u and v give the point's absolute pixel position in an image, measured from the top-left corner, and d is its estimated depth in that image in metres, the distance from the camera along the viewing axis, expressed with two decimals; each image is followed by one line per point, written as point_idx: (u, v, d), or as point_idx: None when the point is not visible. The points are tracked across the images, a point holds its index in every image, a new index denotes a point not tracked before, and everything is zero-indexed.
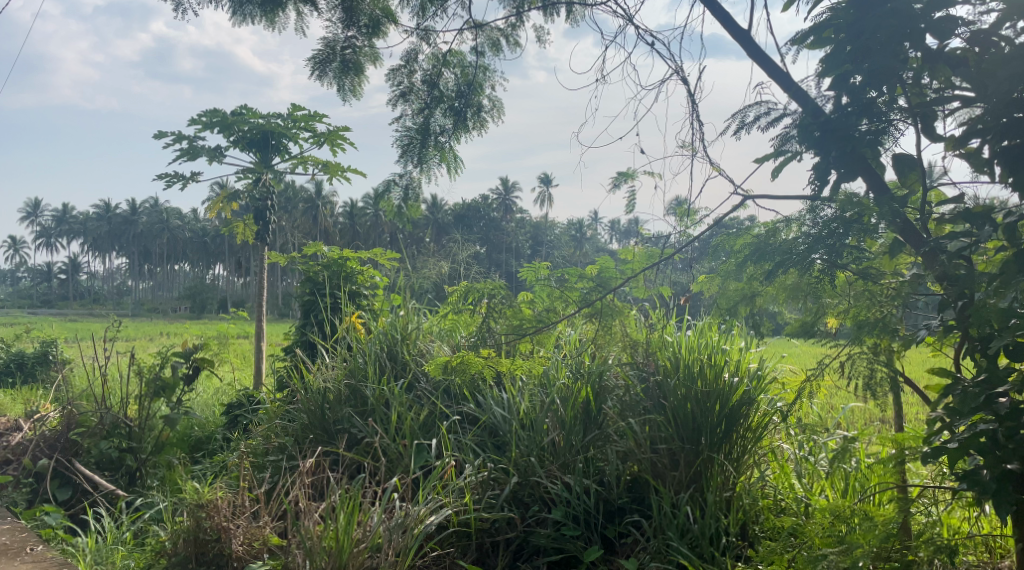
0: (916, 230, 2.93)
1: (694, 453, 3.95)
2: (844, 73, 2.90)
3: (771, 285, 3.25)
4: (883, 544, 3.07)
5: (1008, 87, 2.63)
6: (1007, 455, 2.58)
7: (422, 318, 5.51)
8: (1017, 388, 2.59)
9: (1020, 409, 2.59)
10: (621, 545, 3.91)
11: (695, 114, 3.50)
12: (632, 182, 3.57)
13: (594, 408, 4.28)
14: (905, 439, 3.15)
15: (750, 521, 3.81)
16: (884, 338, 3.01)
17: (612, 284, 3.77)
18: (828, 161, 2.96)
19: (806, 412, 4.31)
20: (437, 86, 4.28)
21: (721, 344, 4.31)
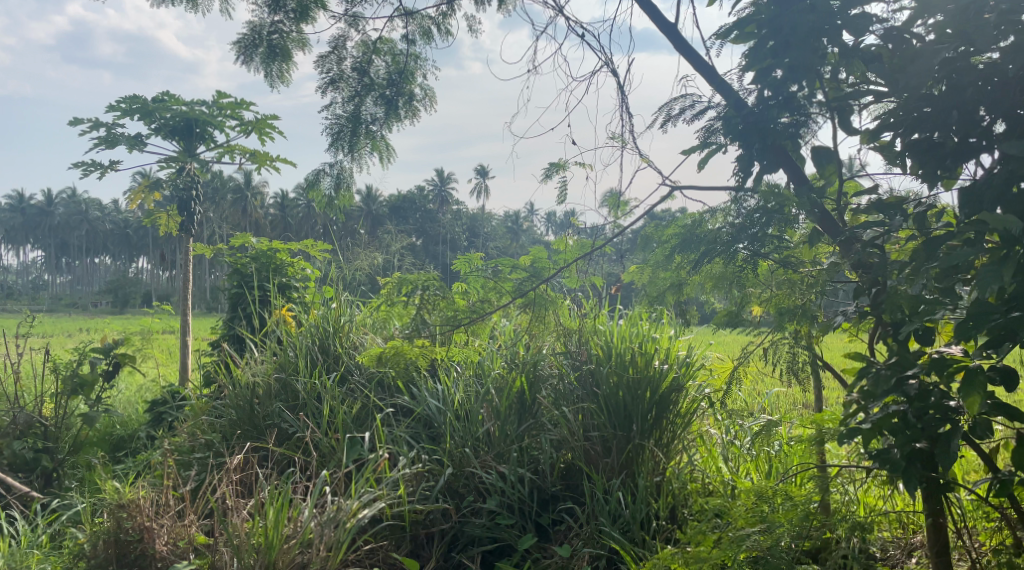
0: (834, 220, 3.06)
1: (626, 440, 4.04)
2: (766, 68, 2.99)
3: (697, 274, 3.32)
4: (802, 523, 3.22)
5: (918, 82, 2.75)
6: (917, 434, 2.70)
7: (355, 310, 5.48)
8: (926, 370, 2.71)
9: (928, 390, 2.72)
10: (555, 532, 3.96)
11: (625, 105, 3.54)
12: (563, 173, 3.61)
13: (528, 399, 4.34)
14: (825, 421, 3.32)
15: (679, 504, 3.91)
16: (804, 325, 3.10)
17: (545, 274, 3.80)
18: (751, 153, 3.04)
19: (733, 397, 4.43)
20: (368, 74, 4.25)
21: (651, 333, 4.41)
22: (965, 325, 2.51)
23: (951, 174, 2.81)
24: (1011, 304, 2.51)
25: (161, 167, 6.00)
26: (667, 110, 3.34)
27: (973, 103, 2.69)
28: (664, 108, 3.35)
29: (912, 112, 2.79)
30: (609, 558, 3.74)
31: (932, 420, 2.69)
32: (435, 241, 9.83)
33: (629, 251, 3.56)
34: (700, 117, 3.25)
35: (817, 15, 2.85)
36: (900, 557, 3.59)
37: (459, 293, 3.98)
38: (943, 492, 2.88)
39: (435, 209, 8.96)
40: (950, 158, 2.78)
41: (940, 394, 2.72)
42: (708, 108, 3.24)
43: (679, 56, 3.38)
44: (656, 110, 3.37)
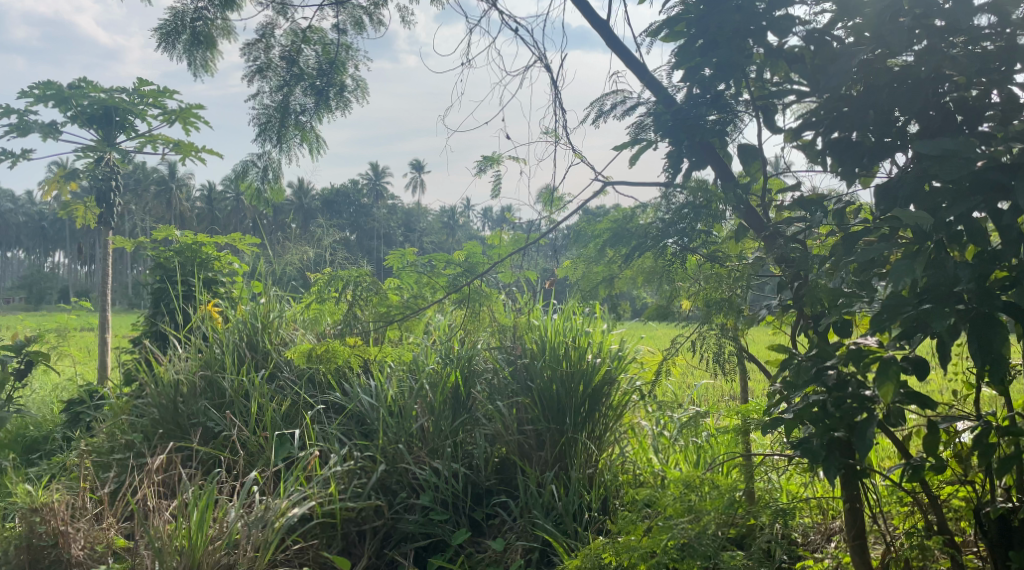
0: (758, 215, 3.14)
1: (559, 433, 4.08)
2: (695, 66, 3.05)
3: (629, 269, 3.36)
4: (728, 511, 3.29)
5: (838, 82, 2.82)
6: (835, 423, 2.79)
7: (285, 306, 5.37)
8: (843, 360, 2.80)
9: (845, 380, 2.81)
10: (489, 526, 3.99)
11: (558, 100, 3.56)
12: (497, 167, 3.62)
13: (463, 394, 4.33)
14: (750, 411, 3.46)
15: (611, 496, 3.96)
16: (731, 318, 3.17)
17: (479, 270, 3.77)
18: (681, 150, 3.11)
19: (663, 388, 4.48)
20: (297, 63, 4.18)
21: (584, 327, 4.42)
22: (879, 317, 2.59)
23: (868, 172, 2.90)
24: (922, 296, 2.56)
25: (78, 156, 5.82)
26: (599, 105, 3.37)
27: (889, 104, 2.79)
28: (596, 104, 3.38)
29: (833, 111, 2.87)
30: (543, 551, 3.79)
31: (849, 409, 2.78)
32: (369, 236, 9.71)
33: (563, 247, 3.59)
34: (631, 113, 3.29)
35: (743, 15, 2.92)
36: (819, 541, 3.74)
37: (391, 289, 4.05)
38: (861, 478, 2.99)
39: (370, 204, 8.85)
40: (867, 156, 2.87)
41: (857, 384, 2.80)
42: (638, 105, 3.28)
43: (610, 52, 3.41)
44: (588, 105, 3.40)
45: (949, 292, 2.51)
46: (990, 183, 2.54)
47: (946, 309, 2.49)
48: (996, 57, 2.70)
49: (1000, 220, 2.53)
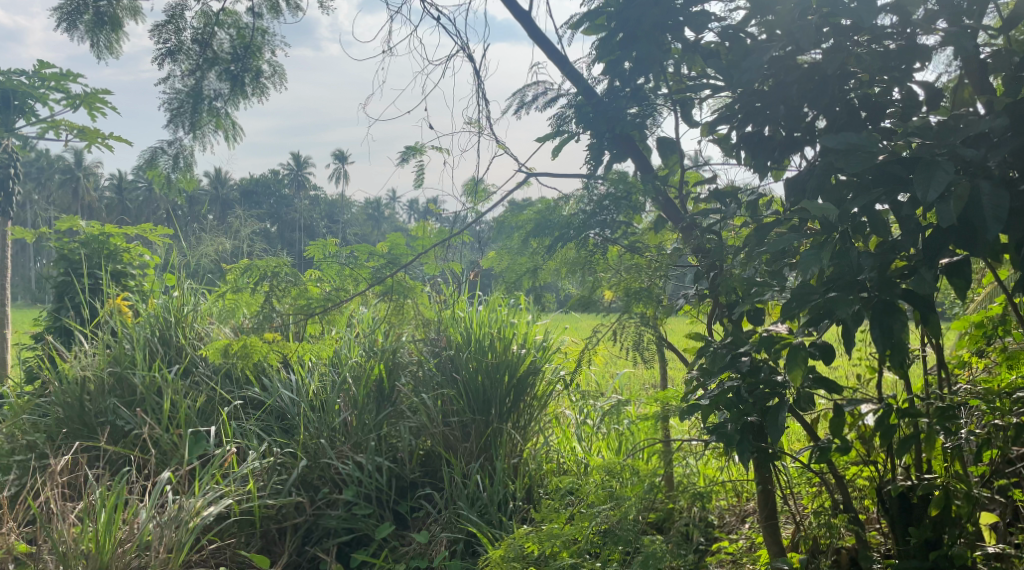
0: (676, 207, 3.21)
1: (484, 424, 4.09)
2: (615, 59, 3.08)
3: (552, 260, 3.38)
4: (648, 496, 3.31)
5: (750, 76, 2.85)
6: (748, 409, 2.87)
7: (200, 299, 5.21)
8: (757, 347, 2.89)
9: (758, 367, 2.90)
10: (413, 519, 3.98)
11: (480, 90, 3.55)
12: (420, 157, 3.60)
13: (387, 387, 4.30)
14: (668, 397, 3.47)
15: (536, 485, 4.02)
16: (650, 307, 3.21)
17: (403, 260, 3.76)
18: (602, 143, 3.15)
19: (586, 376, 4.52)
20: (210, 47, 4.07)
21: (509, 318, 4.40)
22: (788, 305, 2.68)
23: (779, 165, 3.02)
24: (829, 284, 2.66)
25: None
26: (521, 96, 3.39)
27: (798, 100, 2.87)
28: (518, 94, 3.39)
29: (747, 105, 2.94)
30: (467, 541, 3.82)
31: (761, 395, 2.87)
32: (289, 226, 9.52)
33: (488, 239, 3.60)
34: (552, 105, 3.31)
35: (662, 10, 2.93)
36: (734, 523, 3.83)
37: (311, 281, 3.81)
38: (772, 461, 3.09)
39: (290, 193, 8.65)
40: (778, 150, 2.97)
41: (769, 369, 2.90)
42: (559, 96, 3.31)
43: (532, 43, 3.42)
44: (510, 96, 3.41)
45: (853, 280, 2.61)
46: (892, 175, 2.61)
47: (851, 297, 2.59)
48: (897, 57, 2.81)
49: (901, 212, 2.64)
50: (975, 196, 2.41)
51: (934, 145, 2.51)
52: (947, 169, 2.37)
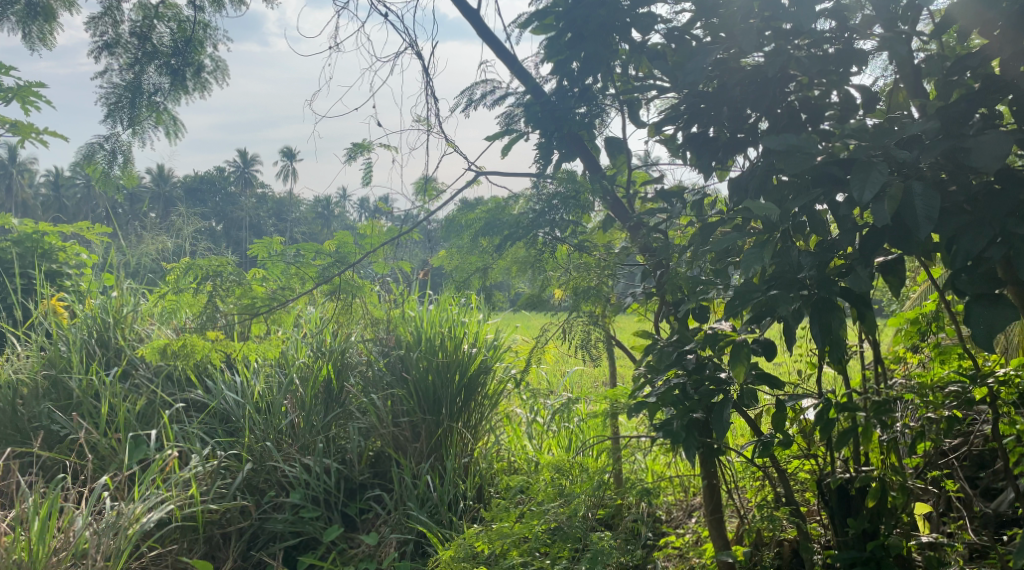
0: (624, 207, 3.25)
1: (434, 424, 4.07)
2: (564, 59, 3.07)
3: (502, 259, 3.36)
4: (598, 492, 3.33)
5: (693, 77, 2.87)
6: (694, 405, 2.89)
7: (139, 300, 5.09)
8: (702, 345, 2.91)
9: (703, 363, 2.93)
10: (362, 521, 3.95)
11: (429, 88, 3.53)
12: (368, 155, 3.56)
13: (336, 387, 4.24)
14: (617, 395, 3.42)
15: (486, 484, 4.05)
16: (598, 305, 3.23)
17: (351, 260, 3.66)
18: (551, 143, 3.14)
19: (535, 375, 4.52)
20: (150, 40, 3.98)
21: (460, 317, 4.40)
22: (731, 303, 2.73)
23: (723, 165, 3.06)
24: (770, 283, 2.72)
25: None
26: (469, 94, 3.38)
27: (741, 102, 2.91)
28: (466, 92, 3.38)
29: (692, 106, 2.99)
30: (418, 542, 3.81)
31: (706, 391, 2.89)
32: (235, 223, 9.34)
33: (437, 238, 3.56)
34: (500, 103, 3.31)
35: (608, 11, 2.92)
36: (681, 518, 3.87)
37: (255, 279, 3.75)
38: (718, 455, 3.12)
39: (236, 191, 8.49)
40: (722, 151, 3.01)
41: (714, 366, 2.92)
42: (508, 95, 3.31)
43: (481, 42, 3.41)
44: (458, 94, 3.40)
45: (794, 279, 2.66)
46: (828, 176, 2.65)
47: (791, 295, 2.64)
48: (834, 61, 2.86)
49: (838, 212, 2.70)
50: (907, 196, 2.46)
51: (868, 147, 2.55)
52: (882, 171, 2.43)
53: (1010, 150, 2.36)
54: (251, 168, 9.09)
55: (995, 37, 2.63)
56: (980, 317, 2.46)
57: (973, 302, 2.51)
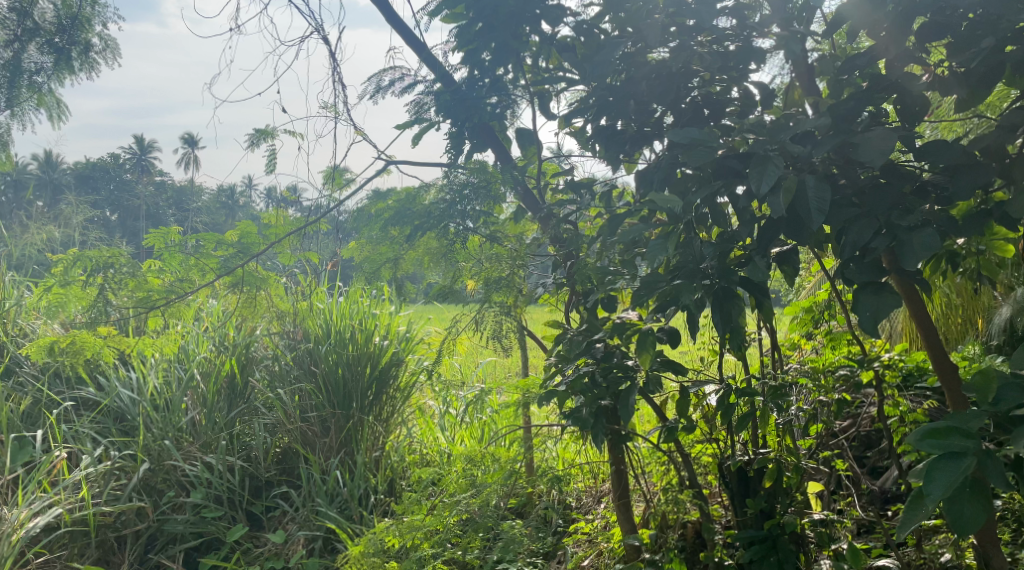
0: (534, 197, 3.25)
1: (345, 418, 4.01)
2: (474, 49, 3.03)
3: (413, 249, 3.32)
4: (509, 481, 3.30)
5: (601, 70, 2.88)
6: (602, 392, 2.94)
7: (24, 293, 4.81)
8: (610, 334, 2.95)
9: (611, 351, 2.96)
10: (268, 519, 3.87)
11: (335, 73, 3.45)
12: (271, 141, 3.46)
13: (240, 382, 4.12)
14: (529, 385, 3.42)
15: (398, 477, 4.03)
16: (510, 296, 3.23)
17: (256, 251, 3.53)
18: (462, 133, 3.15)
19: (448, 367, 4.48)
20: (31, 16, 3.71)
21: (370, 308, 4.28)
22: (637, 293, 2.78)
23: (630, 158, 3.09)
24: (674, 272, 2.77)
25: None
26: (377, 81, 3.33)
27: (646, 95, 2.96)
28: (374, 78, 3.33)
29: (600, 99, 3.02)
30: (326, 538, 3.74)
31: (614, 378, 2.93)
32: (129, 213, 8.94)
33: (346, 229, 3.51)
34: (409, 91, 3.27)
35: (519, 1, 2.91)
36: (590, 504, 3.91)
37: (152, 271, 3.55)
38: (625, 441, 3.17)
39: (132, 179, 8.13)
40: (629, 144, 3.04)
41: (621, 354, 2.97)
42: (416, 83, 3.27)
43: (389, 28, 3.36)
44: (366, 80, 3.34)
45: (696, 269, 2.73)
46: (729, 169, 2.72)
47: (694, 284, 2.71)
48: (734, 58, 2.92)
49: (738, 204, 2.77)
50: (801, 188, 2.55)
51: (765, 141, 2.60)
52: (778, 164, 2.51)
53: (894, 145, 2.48)
54: (147, 155, 8.70)
55: (882, 38, 2.76)
56: (866, 305, 2.57)
57: (860, 290, 2.60)
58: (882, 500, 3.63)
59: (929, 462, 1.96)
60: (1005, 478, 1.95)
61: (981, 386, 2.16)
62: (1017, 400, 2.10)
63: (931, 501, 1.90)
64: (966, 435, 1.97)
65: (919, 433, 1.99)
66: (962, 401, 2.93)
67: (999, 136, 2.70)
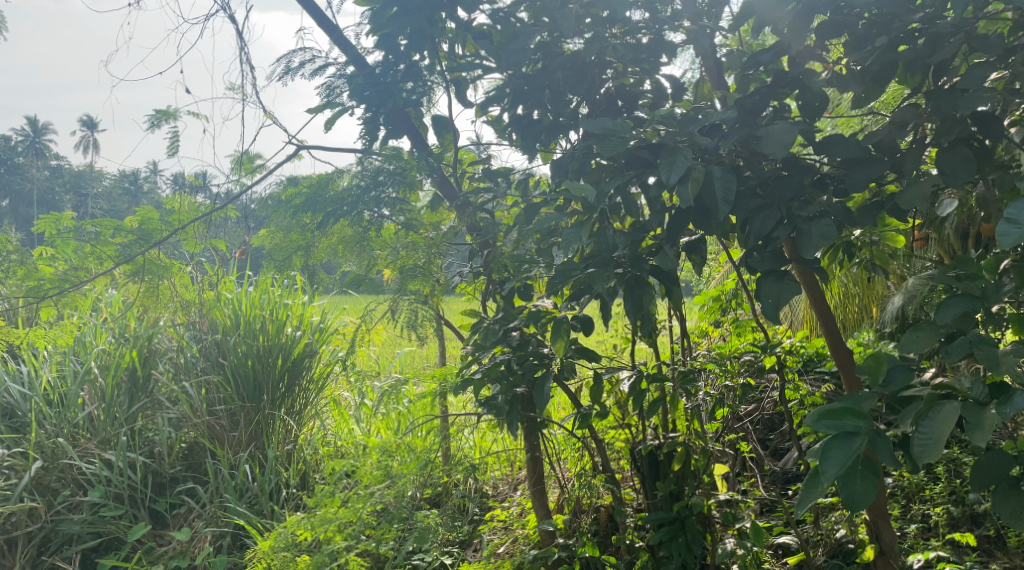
0: (451, 184, 3.21)
1: (254, 411, 3.91)
2: (388, 34, 2.98)
3: (326, 237, 3.26)
4: (425, 471, 3.29)
5: (516, 58, 2.88)
6: (517, 380, 2.95)
7: None
8: (525, 322, 2.96)
9: (527, 340, 2.97)
10: (173, 517, 3.74)
11: (243, 53, 3.34)
12: (173, 122, 3.33)
13: (141, 375, 3.97)
14: (445, 374, 3.37)
15: (310, 470, 3.95)
16: (425, 285, 3.22)
17: (156, 238, 3.39)
18: (377, 118, 3.11)
19: (363, 357, 4.41)
20: None
21: (282, 298, 4.18)
22: (553, 281, 2.75)
23: (546, 147, 3.10)
24: (587, 262, 2.79)
25: None
26: (286, 62, 3.23)
27: (562, 85, 2.96)
28: (283, 59, 3.23)
29: (516, 88, 3.01)
30: (236, 534, 3.65)
31: (530, 366, 2.95)
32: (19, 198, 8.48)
33: (255, 215, 3.35)
34: (320, 73, 3.19)
35: None
36: (507, 491, 3.96)
37: (43, 258, 3.44)
38: (541, 428, 3.21)
39: (24, 162, 7.72)
40: (544, 133, 3.05)
41: (537, 342, 2.98)
42: (328, 65, 3.20)
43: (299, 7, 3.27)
44: (275, 61, 3.24)
45: (609, 258, 2.78)
46: (641, 159, 2.75)
47: (607, 272, 2.75)
48: (646, 51, 2.96)
49: (650, 193, 2.79)
50: (708, 179, 2.60)
51: (674, 133, 2.65)
52: (687, 155, 2.55)
53: (796, 139, 2.56)
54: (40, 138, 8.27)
55: (786, 35, 2.84)
56: (769, 293, 2.66)
57: (763, 277, 2.69)
58: (784, 480, 3.80)
59: (825, 442, 2.04)
60: (895, 456, 2.04)
61: (873, 368, 2.26)
62: (905, 382, 2.22)
63: (827, 480, 1.97)
64: (859, 415, 2.05)
65: (816, 414, 2.06)
66: (855, 382, 3.07)
67: (891, 131, 2.82)
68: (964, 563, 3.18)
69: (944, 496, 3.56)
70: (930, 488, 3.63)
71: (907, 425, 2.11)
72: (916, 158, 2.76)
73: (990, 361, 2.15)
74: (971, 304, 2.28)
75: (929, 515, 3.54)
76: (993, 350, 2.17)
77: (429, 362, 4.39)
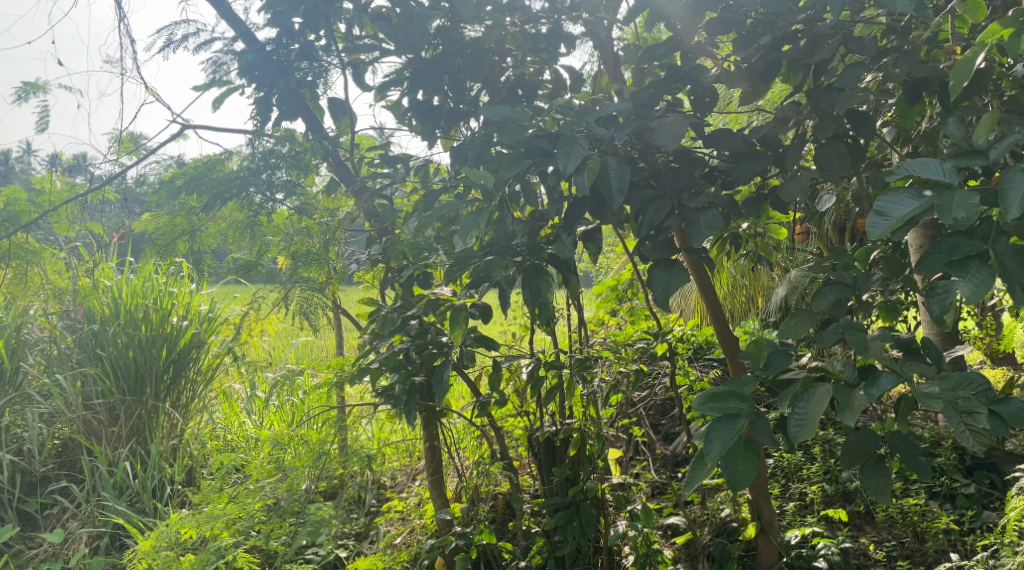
0: (347, 169, 3.16)
1: (135, 404, 3.74)
2: (282, 12, 2.87)
3: (213, 220, 3.11)
4: (319, 463, 3.17)
5: (415, 40, 2.79)
6: (415, 369, 2.91)
7: None
8: (425, 311, 2.92)
9: (426, 329, 2.93)
10: (45, 518, 3.55)
11: (122, 25, 3.14)
12: (43, 96, 3.10)
13: (8, 367, 3.70)
14: (342, 364, 3.30)
15: (197, 465, 3.80)
16: (318, 271, 3.19)
17: (25, 220, 3.17)
18: (271, 96, 2.99)
19: (256, 348, 4.31)
20: None
21: (167, 286, 3.96)
22: (451, 269, 2.69)
23: (447, 134, 3.09)
24: (486, 249, 2.76)
25: None
26: (168, 34, 3.07)
27: (462, 71, 2.94)
28: (165, 31, 3.06)
29: (415, 72, 2.95)
30: (114, 534, 3.47)
31: (429, 355, 2.90)
32: None
33: (137, 197, 3.19)
34: (206, 48, 3.04)
35: None
36: (405, 481, 3.86)
37: None
38: (439, 417, 3.19)
39: None
40: (444, 119, 3.04)
41: (436, 331, 2.93)
42: (214, 40, 3.05)
43: None
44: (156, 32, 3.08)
45: (507, 246, 2.77)
46: (539, 149, 2.67)
47: (506, 260, 2.74)
48: (544, 40, 2.95)
49: (547, 180, 2.79)
50: (603, 168, 2.62)
51: (572, 122, 2.64)
52: (583, 145, 2.55)
53: (685, 131, 2.62)
54: None
55: (679, 30, 2.89)
56: (660, 281, 2.69)
57: (654, 266, 2.72)
58: (674, 463, 3.90)
59: (709, 424, 2.10)
60: (773, 436, 2.12)
61: (754, 352, 2.35)
62: (784, 365, 2.31)
63: (711, 461, 2.03)
64: (741, 398, 2.13)
65: (702, 397, 2.13)
66: (740, 366, 3.18)
67: (774, 127, 2.89)
68: (837, 537, 3.37)
69: (819, 474, 3.75)
70: (807, 467, 3.82)
71: (783, 406, 2.21)
72: (797, 153, 2.88)
73: (861, 346, 2.26)
74: (842, 292, 2.40)
75: (806, 493, 3.71)
76: (863, 335, 2.29)
77: (324, 352, 4.29)
